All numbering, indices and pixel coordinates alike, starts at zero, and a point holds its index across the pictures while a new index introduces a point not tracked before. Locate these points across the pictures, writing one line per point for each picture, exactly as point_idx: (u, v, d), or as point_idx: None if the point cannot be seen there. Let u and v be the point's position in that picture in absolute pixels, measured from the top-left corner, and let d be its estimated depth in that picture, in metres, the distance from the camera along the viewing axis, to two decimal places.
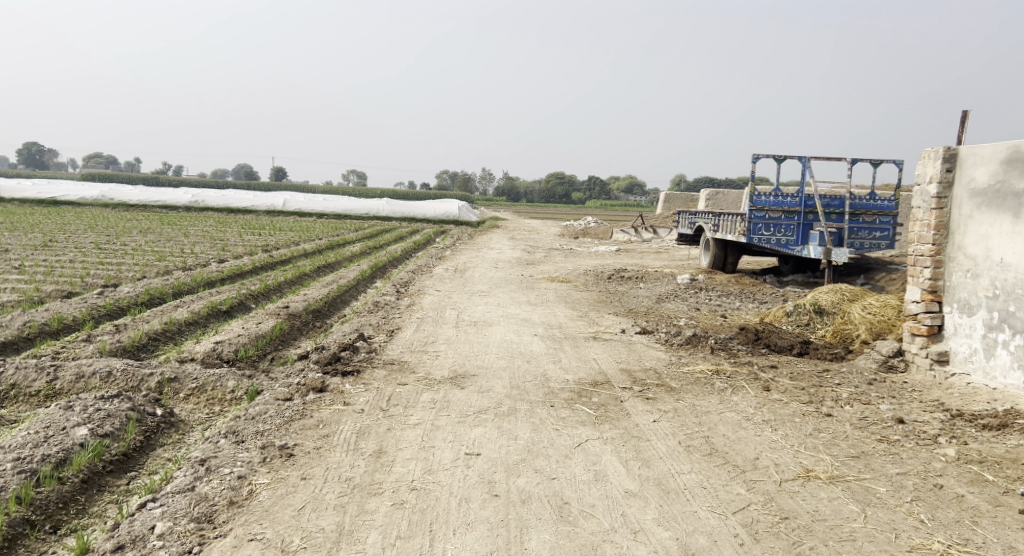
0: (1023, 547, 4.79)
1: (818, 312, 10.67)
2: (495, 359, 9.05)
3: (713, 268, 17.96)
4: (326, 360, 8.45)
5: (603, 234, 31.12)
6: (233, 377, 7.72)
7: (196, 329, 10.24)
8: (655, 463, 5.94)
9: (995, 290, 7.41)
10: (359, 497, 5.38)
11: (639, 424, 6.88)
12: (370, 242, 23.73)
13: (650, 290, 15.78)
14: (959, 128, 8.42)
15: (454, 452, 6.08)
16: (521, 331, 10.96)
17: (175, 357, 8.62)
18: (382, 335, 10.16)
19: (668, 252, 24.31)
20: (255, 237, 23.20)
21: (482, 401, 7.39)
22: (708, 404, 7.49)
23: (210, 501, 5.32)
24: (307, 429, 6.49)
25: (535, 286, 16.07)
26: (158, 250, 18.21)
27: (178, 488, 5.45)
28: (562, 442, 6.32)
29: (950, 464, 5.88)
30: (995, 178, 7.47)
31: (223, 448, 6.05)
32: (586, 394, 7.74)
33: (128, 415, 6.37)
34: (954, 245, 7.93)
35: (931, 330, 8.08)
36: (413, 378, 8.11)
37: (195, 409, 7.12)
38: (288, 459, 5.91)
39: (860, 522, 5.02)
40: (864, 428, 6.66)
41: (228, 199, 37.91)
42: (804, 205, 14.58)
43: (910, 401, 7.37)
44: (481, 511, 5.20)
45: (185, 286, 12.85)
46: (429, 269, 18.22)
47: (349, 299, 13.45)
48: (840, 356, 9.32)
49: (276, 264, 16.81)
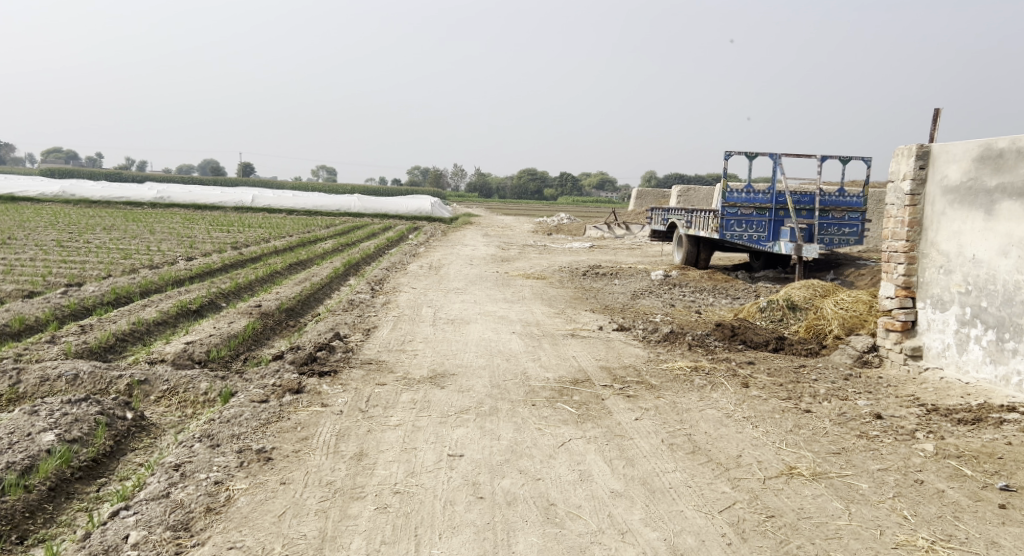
0: (1004, 542, 4.85)
1: (791, 308, 10.76)
2: (474, 358, 9.01)
3: (687, 264, 18.07)
4: (302, 360, 8.37)
5: (577, 231, 31.16)
6: (205, 378, 7.62)
7: (165, 329, 10.10)
8: (639, 462, 5.95)
9: (968, 286, 7.50)
10: (342, 501, 5.33)
11: (620, 422, 6.89)
12: (341, 239, 23.58)
13: (625, 286, 15.82)
14: (931, 126, 8.51)
15: (437, 453, 6.05)
16: (498, 329, 10.93)
17: (144, 358, 8.49)
18: (358, 334, 10.09)
19: (641, 248, 24.39)
20: (223, 234, 22.94)
21: (463, 401, 7.36)
22: (687, 401, 7.52)
23: (186, 508, 5.24)
24: (285, 432, 6.42)
25: (511, 283, 16.05)
26: (123, 247, 17.94)
27: (152, 495, 5.36)
28: (545, 442, 6.31)
29: (929, 459, 5.94)
30: (967, 175, 7.56)
31: (199, 452, 5.96)
32: (567, 392, 7.74)
33: (96, 419, 6.26)
34: (927, 242, 8.02)
35: (905, 325, 8.18)
36: (392, 377, 8.06)
37: (167, 412, 7.01)
38: (266, 464, 5.84)
39: (844, 520, 5.06)
40: (843, 424, 6.72)
41: (195, 196, 37.44)
42: (775, 201, 14.67)
43: (886, 396, 7.44)
44: (467, 514, 5.18)
45: (152, 284, 12.66)
46: (403, 266, 18.12)
47: (322, 297, 13.34)
48: (814, 352, 9.41)
49: (246, 262, 16.61)
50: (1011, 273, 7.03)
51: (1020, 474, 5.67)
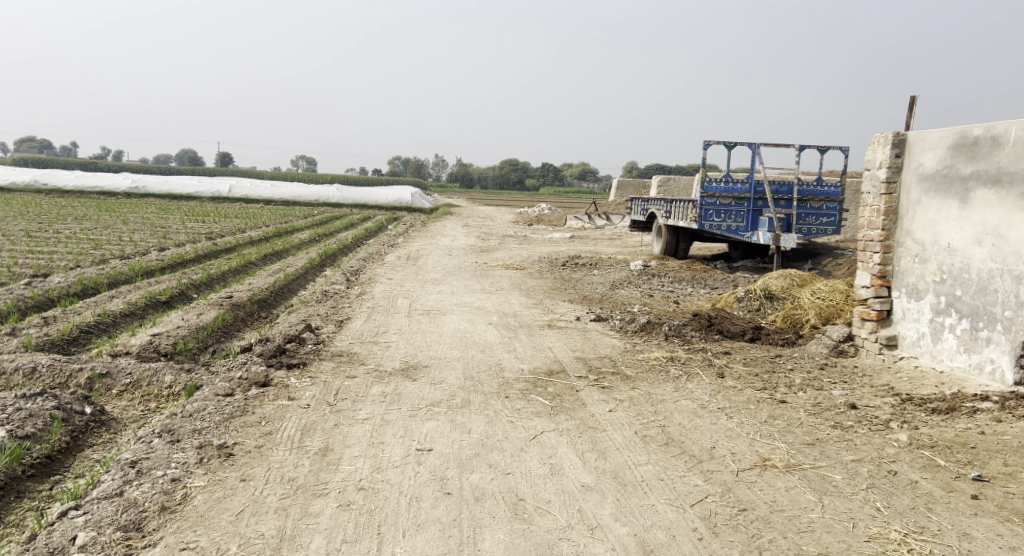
0: (977, 534, 4.79)
1: (767, 298, 10.71)
2: (448, 349, 8.90)
3: (666, 255, 18.03)
4: (271, 353, 8.23)
5: (558, 221, 31.04)
6: (169, 371, 7.47)
7: (132, 321, 9.90)
8: (611, 455, 5.85)
9: (942, 275, 7.46)
10: (304, 498, 5.21)
11: (593, 414, 6.79)
12: (319, 229, 23.37)
13: (603, 277, 15.75)
14: (907, 113, 8.45)
15: (405, 448, 5.93)
16: (475, 320, 10.82)
17: (107, 351, 8.31)
18: (331, 325, 9.95)
19: (621, 239, 24.32)
20: (198, 224, 22.69)
21: (435, 394, 7.24)
22: (663, 391, 7.45)
23: (140, 507, 5.09)
24: (248, 426, 6.28)
25: (490, 274, 15.93)
26: (94, 238, 17.68)
27: (105, 494, 5.21)
28: (517, 435, 6.21)
29: (902, 449, 5.89)
30: (942, 163, 7.50)
31: (157, 448, 5.82)
32: (541, 384, 7.64)
33: (52, 414, 6.10)
34: (902, 230, 7.97)
35: (880, 315, 8.14)
36: (362, 370, 7.93)
37: (129, 407, 6.85)
38: (227, 460, 5.70)
39: (818, 512, 4.99)
40: (818, 414, 6.65)
41: (170, 185, 37.02)
42: (753, 191, 14.61)
43: (861, 385, 7.39)
44: (432, 511, 5.06)
45: (120, 275, 12.44)
46: (380, 257, 17.95)
47: (296, 288, 13.18)
48: (790, 342, 9.36)
49: (219, 253, 16.37)
50: (986, 261, 6.99)
51: (992, 464, 5.63)
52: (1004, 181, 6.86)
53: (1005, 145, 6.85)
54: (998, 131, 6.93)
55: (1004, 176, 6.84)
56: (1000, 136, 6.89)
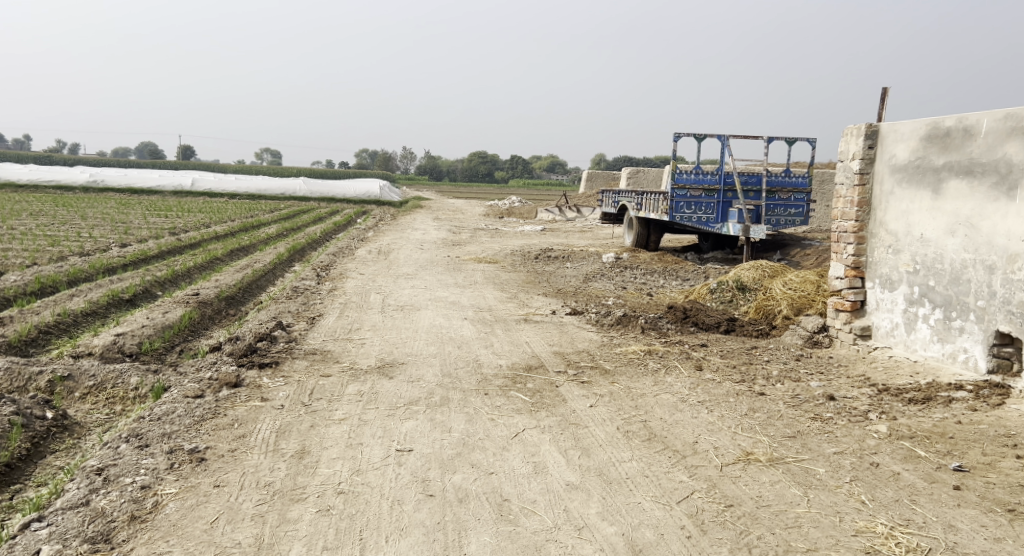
0: (961, 526, 4.80)
1: (740, 289, 10.74)
2: (424, 346, 8.80)
3: (637, 247, 18.04)
4: (241, 352, 8.07)
5: (529, 213, 31.01)
6: (134, 373, 7.30)
7: (93, 320, 9.69)
8: (595, 452, 5.81)
9: (915, 265, 7.47)
10: (281, 504, 5.10)
11: (574, 410, 6.73)
12: (285, 223, 23.10)
13: (577, 269, 15.71)
14: (879, 105, 8.46)
15: (385, 448, 5.86)
16: (450, 315, 10.73)
17: (69, 352, 8.11)
18: (302, 322, 9.79)
19: (592, 231, 24.32)
20: (160, 218, 22.33)
21: (412, 392, 7.14)
22: (642, 386, 7.41)
23: (107, 517, 4.95)
24: (221, 429, 6.15)
25: (462, 268, 15.82)
26: (51, 233, 17.32)
27: (69, 504, 5.06)
28: (498, 433, 6.15)
29: (883, 441, 5.89)
30: (915, 154, 7.51)
31: (125, 454, 5.67)
32: (520, 380, 7.57)
33: (11, 420, 5.93)
34: (876, 222, 7.99)
35: (854, 305, 8.17)
36: (337, 368, 7.81)
37: (93, 411, 6.70)
38: (199, 465, 5.57)
39: (804, 507, 4.97)
40: (797, 407, 6.64)
41: (132, 179, 36.37)
42: (723, 182, 14.64)
43: (837, 377, 7.40)
44: (415, 514, 4.98)
45: (80, 273, 12.15)
46: (350, 251, 17.76)
47: (265, 284, 12.99)
48: (764, 333, 9.37)
49: (184, 248, 16.10)
50: (958, 251, 6.99)
51: (971, 453, 5.65)
52: (975, 171, 6.86)
53: (976, 136, 6.86)
54: (969, 122, 6.93)
55: (976, 167, 6.84)
56: (972, 128, 6.89)
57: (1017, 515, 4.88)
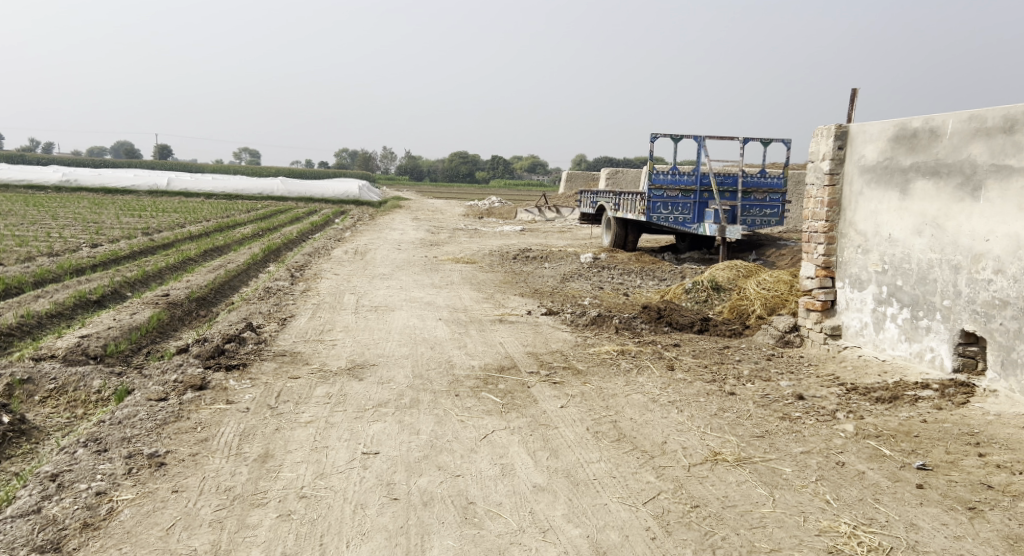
0: (923, 524, 4.82)
1: (715, 289, 10.78)
2: (397, 347, 8.76)
3: (614, 247, 18.08)
4: (208, 354, 8.01)
5: (509, 213, 31.00)
6: (97, 376, 7.30)
7: (58, 321, 9.59)
8: (563, 453, 5.82)
9: (884, 265, 7.51)
10: (240, 510, 5.10)
11: (545, 411, 6.73)
12: (262, 223, 22.96)
13: (553, 270, 15.71)
14: (849, 105, 8.49)
15: (351, 452, 5.85)
16: (424, 315, 10.69)
17: (32, 354, 8.02)
18: (272, 323, 9.71)
19: (571, 231, 24.34)
20: (134, 219, 22.12)
21: (382, 393, 7.11)
22: (614, 386, 7.41)
23: (59, 525, 4.96)
24: (182, 433, 6.18)
25: (438, 268, 15.80)
26: (21, 234, 17.13)
27: (21, 512, 5.06)
28: (467, 435, 6.16)
29: (850, 440, 5.91)
30: (883, 155, 7.55)
31: (81, 459, 5.69)
32: (492, 381, 7.56)
33: None
34: (845, 222, 8.03)
35: (825, 305, 8.21)
36: (306, 370, 7.76)
37: (53, 415, 6.66)
38: (158, 470, 5.60)
39: (769, 507, 4.98)
40: (767, 406, 6.66)
41: (107, 179, 36.03)
42: (699, 183, 14.69)
43: (807, 376, 7.43)
44: (378, 518, 4.96)
45: (47, 274, 12.02)
46: (326, 251, 17.66)
47: (237, 285, 12.90)
48: (737, 332, 9.40)
49: (157, 249, 15.96)
50: (925, 251, 7.03)
51: (935, 452, 5.68)
52: (941, 172, 6.90)
53: (942, 137, 6.90)
54: (935, 123, 6.97)
55: (942, 167, 6.88)
56: (938, 128, 6.93)
57: (977, 513, 4.91)
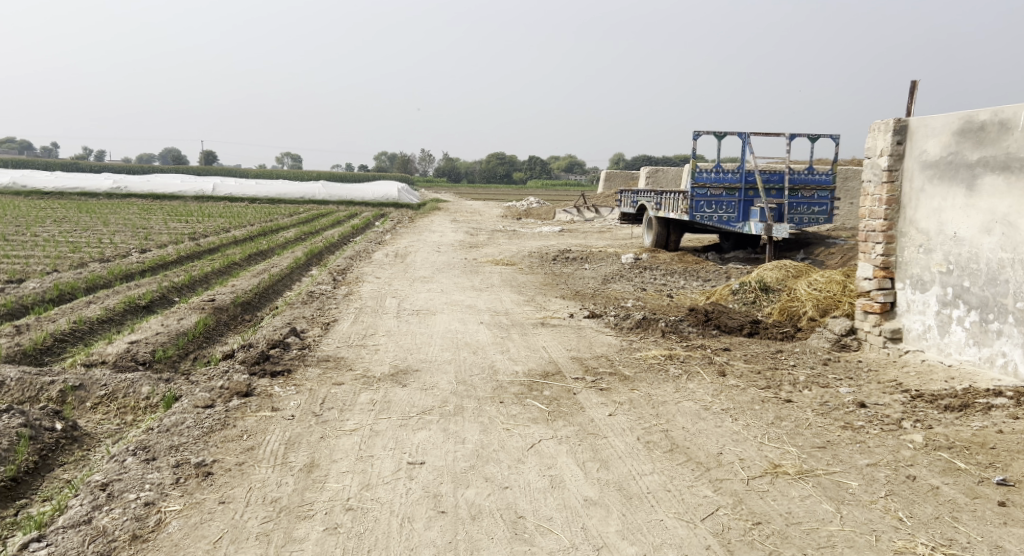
0: (1010, 546, 4.51)
1: (763, 290, 10.45)
2: (439, 352, 8.59)
3: (657, 247, 17.73)
4: (254, 359, 7.90)
5: (547, 214, 30.75)
6: (146, 382, 7.23)
7: (109, 327, 9.59)
8: (614, 464, 5.62)
9: (949, 266, 7.15)
10: (286, 522, 4.98)
11: (593, 419, 6.50)
12: (305, 227, 23.00)
13: (595, 271, 15.45)
14: (909, 99, 8.13)
15: (396, 462, 5.71)
16: (466, 319, 10.50)
17: (83, 360, 7.99)
18: (316, 328, 9.60)
19: (611, 232, 24.00)
20: (181, 224, 22.30)
21: (426, 400, 6.93)
22: (664, 392, 7.15)
23: (108, 536, 4.89)
24: (229, 442, 6.06)
25: (479, 270, 15.62)
26: (73, 240, 17.31)
27: (71, 522, 5.00)
28: (513, 445, 5.97)
29: (919, 452, 5.58)
30: (947, 150, 7.19)
31: (131, 467, 5.61)
32: (537, 387, 7.34)
33: (19, 432, 6.01)
34: (905, 220, 7.67)
35: (884, 307, 7.83)
36: (350, 376, 7.60)
37: (103, 421, 6.65)
38: (205, 480, 5.49)
39: (838, 525, 4.70)
40: (827, 414, 6.35)
41: (154, 186, 36.45)
42: (745, 181, 14.33)
43: (868, 382, 7.09)
44: (426, 532, 4.84)
45: (98, 279, 12.06)
46: (367, 255, 17.59)
47: (281, 288, 12.84)
48: (789, 336, 9.06)
49: (202, 254, 16.00)
50: (996, 250, 6.67)
51: (1014, 466, 5.34)
52: (1013, 167, 6.54)
53: (1013, 130, 6.54)
54: (1006, 115, 6.61)
55: (1014, 161, 6.52)
56: (1008, 121, 6.58)
57: None
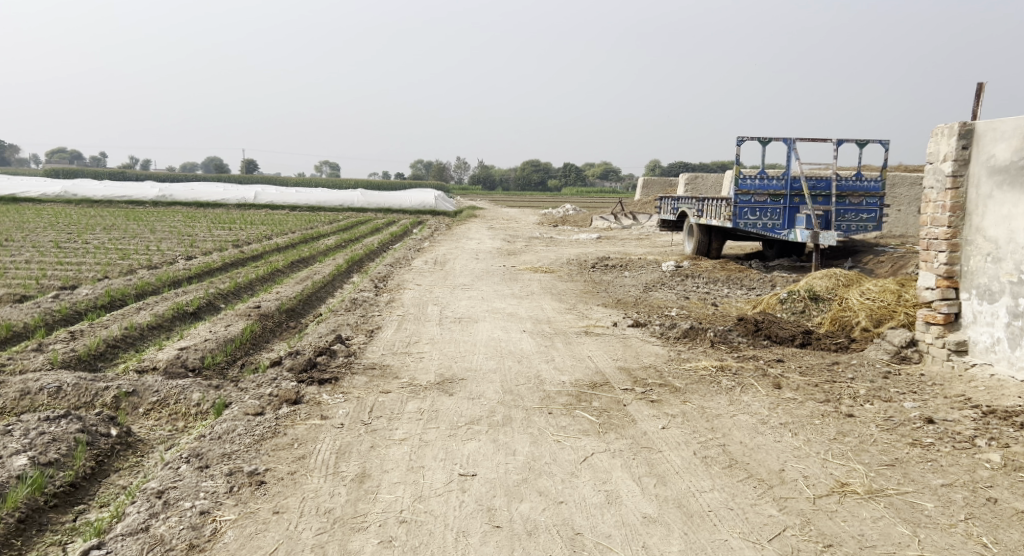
0: None
1: (813, 299, 10.16)
2: (484, 360, 8.43)
3: (698, 255, 17.43)
4: (301, 367, 7.81)
5: (584, 221, 30.54)
6: (197, 388, 7.17)
7: (160, 333, 9.59)
8: (671, 480, 5.42)
9: (1020, 275, 6.85)
10: (341, 534, 4.94)
11: (646, 432, 6.30)
12: (346, 235, 23.04)
13: (637, 278, 15.22)
14: (974, 102, 7.83)
15: (447, 473, 5.57)
16: (509, 327, 10.34)
17: (134, 367, 7.97)
18: (360, 335, 9.50)
19: (650, 239, 23.71)
20: (225, 231, 22.43)
21: (473, 410, 6.78)
22: (717, 405, 6.93)
23: (166, 545, 4.91)
24: (280, 450, 5.98)
25: (520, 277, 15.46)
26: (121, 247, 17.47)
27: (129, 530, 5.04)
28: (566, 457, 5.79)
29: (997, 472, 5.32)
30: (1018, 155, 6.90)
31: (185, 475, 5.60)
32: (585, 398, 7.15)
33: (76, 438, 6.01)
34: (971, 227, 7.38)
35: (948, 318, 7.54)
36: (396, 384, 7.47)
37: (156, 427, 6.60)
38: (259, 489, 5.44)
39: (917, 549, 4.56)
40: (892, 430, 6.09)
41: (198, 194, 36.84)
42: (790, 188, 14.00)
43: (934, 397, 6.80)
44: (483, 548, 4.75)
45: (148, 285, 12.11)
46: (407, 261, 17.53)
47: (325, 295, 12.79)
48: (844, 347, 8.78)
49: (247, 261, 16.04)
50: None
51: None
52: None
53: None
54: None
55: None
56: None
57: None
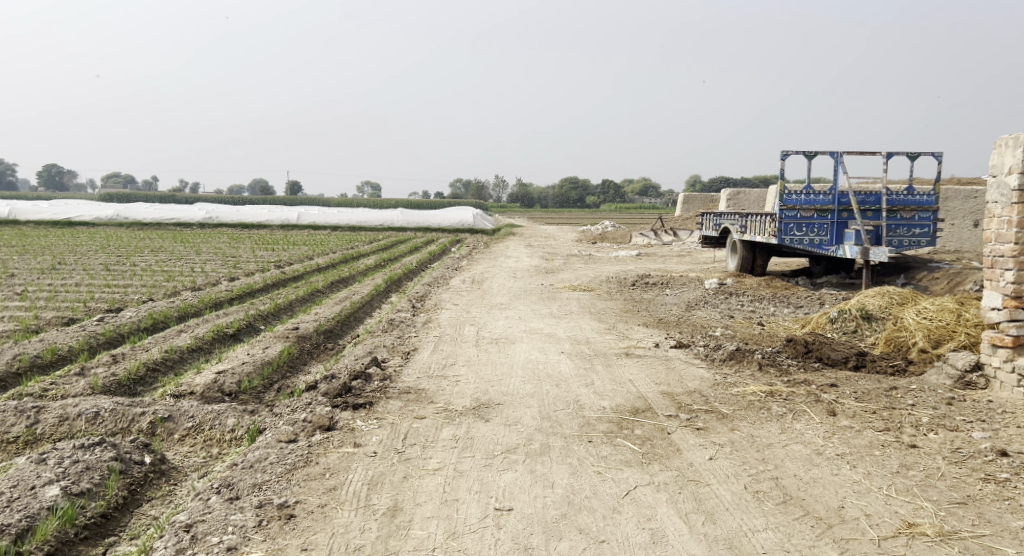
0: None
1: (865, 318, 9.65)
2: (522, 384, 8.09)
3: (742, 271, 16.92)
4: (335, 392, 7.54)
5: (623, 238, 30.08)
6: (232, 413, 6.95)
7: (199, 355, 9.43)
8: (721, 517, 5.04)
9: None
10: None
11: (693, 463, 5.92)
12: (386, 254, 22.88)
13: (679, 297, 14.78)
14: None
15: (482, 507, 5.25)
16: (547, 348, 9.98)
17: (171, 391, 7.77)
18: (396, 358, 9.23)
19: (692, 255, 23.18)
20: (268, 252, 22.39)
21: (510, 438, 6.44)
22: (769, 433, 6.52)
23: None
24: (312, 480, 5.70)
25: (558, 296, 15.10)
26: (167, 269, 17.46)
27: None
28: (608, 490, 5.44)
29: None
30: None
31: (214, 507, 5.35)
32: (628, 425, 6.77)
33: (110, 466, 5.78)
34: None
35: (1016, 341, 7.07)
36: (431, 410, 7.17)
37: (189, 454, 6.38)
38: (288, 523, 5.17)
39: None
40: (961, 463, 5.64)
41: (243, 216, 37.08)
42: (838, 202, 13.51)
43: (1004, 426, 6.33)
44: None
45: (190, 307, 12.00)
46: (446, 281, 17.27)
47: (363, 316, 12.56)
48: (901, 370, 8.30)
49: (287, 281, 15.92)
50: None
51: None
52: None
53: None
54: None
55: None
56: None
57: None
